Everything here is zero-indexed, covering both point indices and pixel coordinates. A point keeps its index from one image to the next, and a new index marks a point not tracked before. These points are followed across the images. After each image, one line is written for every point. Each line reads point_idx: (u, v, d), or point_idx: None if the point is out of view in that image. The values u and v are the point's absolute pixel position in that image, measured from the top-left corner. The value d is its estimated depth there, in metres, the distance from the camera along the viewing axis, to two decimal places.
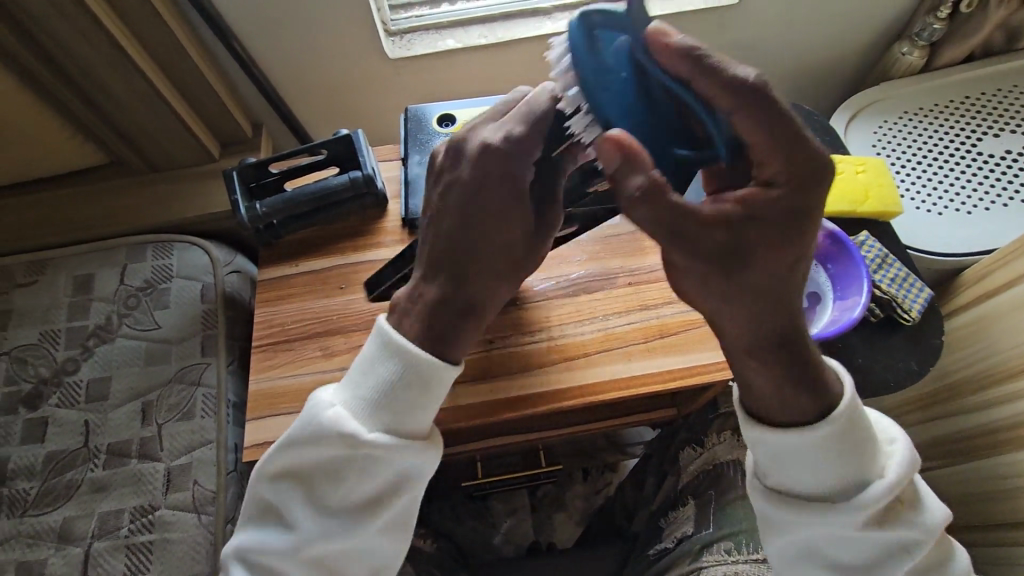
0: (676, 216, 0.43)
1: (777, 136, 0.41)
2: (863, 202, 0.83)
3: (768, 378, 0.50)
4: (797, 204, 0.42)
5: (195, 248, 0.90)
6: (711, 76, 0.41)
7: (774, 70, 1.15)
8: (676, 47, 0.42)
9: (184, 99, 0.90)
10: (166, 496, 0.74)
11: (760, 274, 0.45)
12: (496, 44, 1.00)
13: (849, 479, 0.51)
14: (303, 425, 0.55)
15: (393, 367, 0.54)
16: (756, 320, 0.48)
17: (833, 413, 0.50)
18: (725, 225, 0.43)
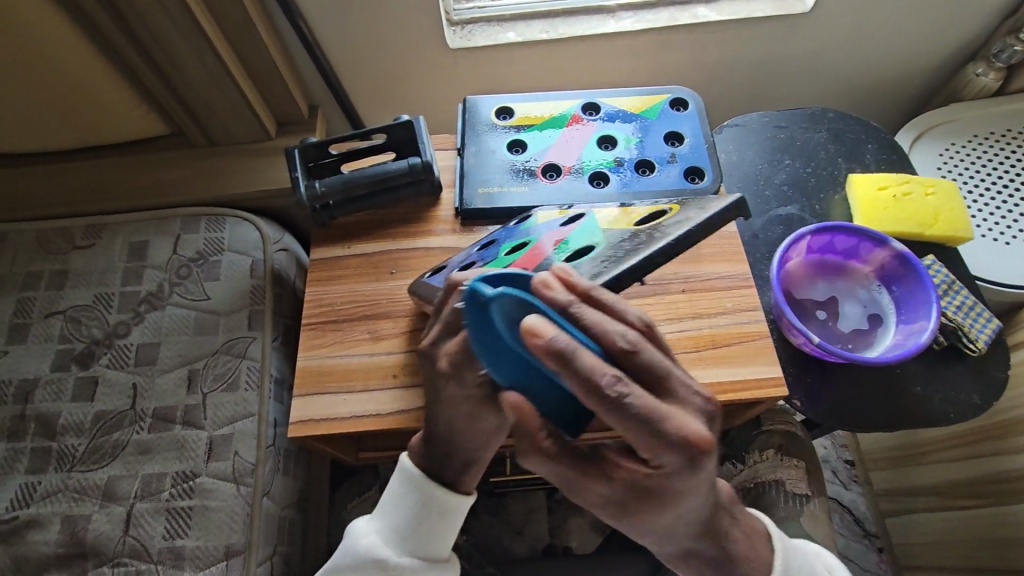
0: (577, 480, 0.44)
1: (642, 431, 0.37)
2: (931, 225, 0.80)
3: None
4: (680, 478, 0.39)
5: (246, 223, 0.91)
6: (577, 381, 0.37)
7: (838, 83, 1.12)
8: (563, 304, 0.41)
9: (248, 75, 0.91)
10: (207, 465, 0.75)
11: (666, 516, 0.43)
12: (558, 40, 0.99)
13: None
14: (344, 550, 0.60)
15: (417, 500, 0.57)
16: (674, 540, 0.46)
17: (773, 573, 0.52)
18: (620, 485, 0.42)
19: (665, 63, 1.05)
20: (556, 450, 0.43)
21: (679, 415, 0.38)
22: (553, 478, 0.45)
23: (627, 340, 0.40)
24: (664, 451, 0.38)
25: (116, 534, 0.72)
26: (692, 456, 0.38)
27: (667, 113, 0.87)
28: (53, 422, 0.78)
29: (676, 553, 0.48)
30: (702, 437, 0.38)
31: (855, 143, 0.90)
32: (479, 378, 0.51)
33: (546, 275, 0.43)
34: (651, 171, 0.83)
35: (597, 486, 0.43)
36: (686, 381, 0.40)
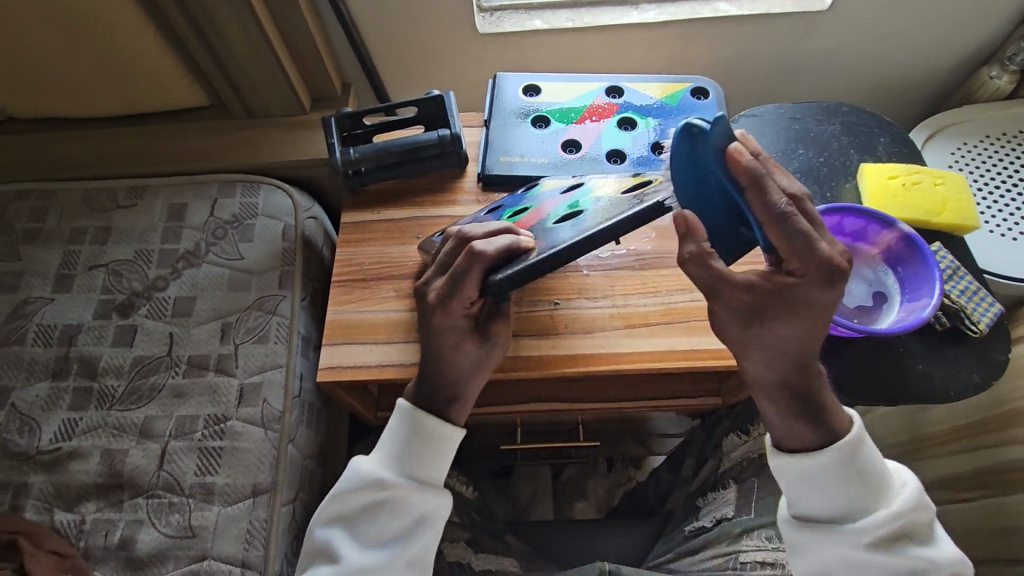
0: (722, 281, 0.56)
1: (794, 246, 0.52)
2: (938, 213, 0.83)
3: (780, 413, 0.57)
4: (817, 286, 0.52)
5: (279, 190, 0.96)
6: (780, 231, 0.52)
7: (854, 81, 1.15)
8: (747, 171, 0.52)
9: (289, 51, 0.96)
10: (237, 410, 0.80)
11: (792, 327, 0.54)
12: (583, 29, 1.03)
13: (855, 504, 0.55)
14: (345, 480, 0.62)
15: (415, 426, 0.61)
16: (783, 362, 0.56)
17: (843, 437, 0.56)
18: (760, 289, 0.54)
19: (685, 55, 1.09)
20: (707, 262, 0.56)
21: (825, 241, 0.52)
22: (703, 279, 0.57)
23: (786, 203, 0.52)
24: (814, 271, 0.52)
25: (151, 468, 0.76)
26: (831, 268, 0.52)
27: (686, 100, 0.91)
28: (95, 364, 0.83)
29: (775, 383, 0.57)
30: (839, 263, 0.52)
31: (867, 136, 0.94)
32: (462, 310, 0.62)
33: (737, 142, 0.57)
34: (668, 153, 0.86)
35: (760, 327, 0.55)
36: (824, 227, 0.54)
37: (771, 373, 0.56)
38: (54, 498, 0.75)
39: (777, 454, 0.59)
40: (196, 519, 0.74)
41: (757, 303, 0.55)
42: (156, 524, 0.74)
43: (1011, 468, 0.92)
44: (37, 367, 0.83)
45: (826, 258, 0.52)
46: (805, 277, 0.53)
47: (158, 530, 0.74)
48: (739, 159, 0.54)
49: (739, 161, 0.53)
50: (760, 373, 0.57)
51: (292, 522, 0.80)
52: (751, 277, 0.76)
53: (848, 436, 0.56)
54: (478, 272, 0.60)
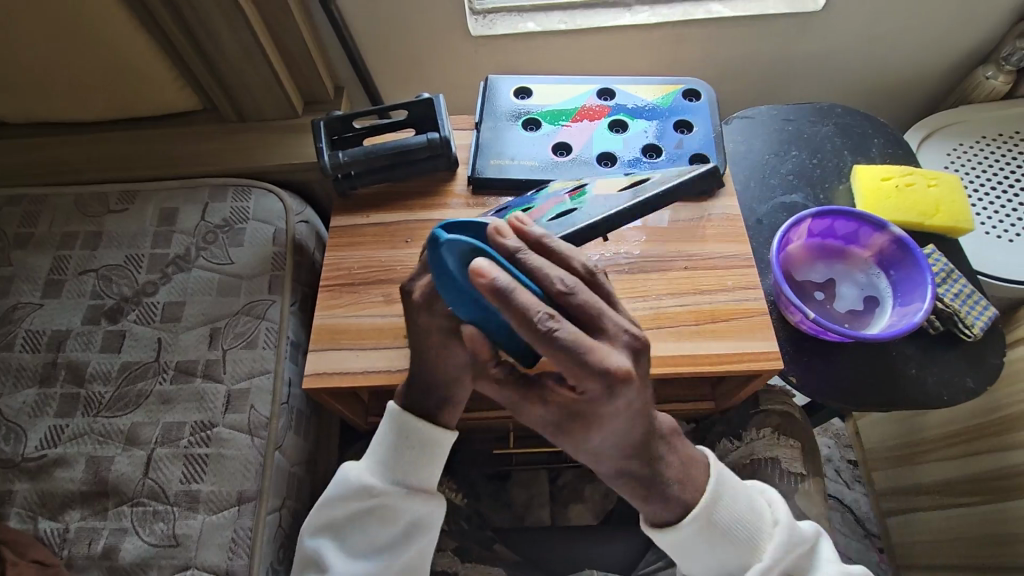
0: (528, 396, 0.49)
1: (569, 366, 0.41)
2: (933, 215, 0.82)
3: (635, 494, 0.53)
4: (605, 402, 0.43)
5: (270, 195, 0.96)
6: (513, 314, 0.39)
7: (851, 82, 1.14)
8: (509, 252, 0.45)
9: (280, 55, 0.95)
10: (224, 416, 0.79)
11: (546, 411, 0.49)
12: (575, 31, 1.02)
13: (738, 560, 0.56)
14: (334, 486, 0.63)
15: (402, 434, 0.60)
16: (625, 455, 0.50)
17: (695, 511, 0.55)
18: (557, 407, 0.47)
19: (678, 57, 1.08)
20: (487, 368, 0.51)
21: (610, 314, 0.44)
22: (512, 393, 0.50)
23: (563, 279, 0.43)
24: (597, 381, 0.41)
25: (137, 475, 0.75)
26: (613, 381, 0.41)
27: (679, 102, 0.90)
28: (82, 370, 0.82)
29: (621, 475, 0.52)
30: (621, 362, 0.42)
31: (861, 138, 0.93)
32: (446, 304, 0.54)
33: (493, 233, 0.46)
34: (658, 155, 0.86)
35: (488, 382, 0.53)
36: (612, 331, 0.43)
37: (612, 451, 0.50)
38: (40, 505, 0.75)
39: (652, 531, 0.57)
40: (182, 527, 0.73)
41: (562, 418, 0.48)
42: (141, 532, 0.73)
43: (1012, 474, 0.90)
44: (24, 373, 0.83)
45: (611, 348, 0.41)
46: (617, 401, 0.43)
47: (143, 538, 0.73)
48: (483, 280, 0.40)
49: (484, 286, 0.40)
50: (606, 464, 0.51)
51: (280, 530, 0.79)
52: (743, 280, 0.75)
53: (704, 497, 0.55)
54: None
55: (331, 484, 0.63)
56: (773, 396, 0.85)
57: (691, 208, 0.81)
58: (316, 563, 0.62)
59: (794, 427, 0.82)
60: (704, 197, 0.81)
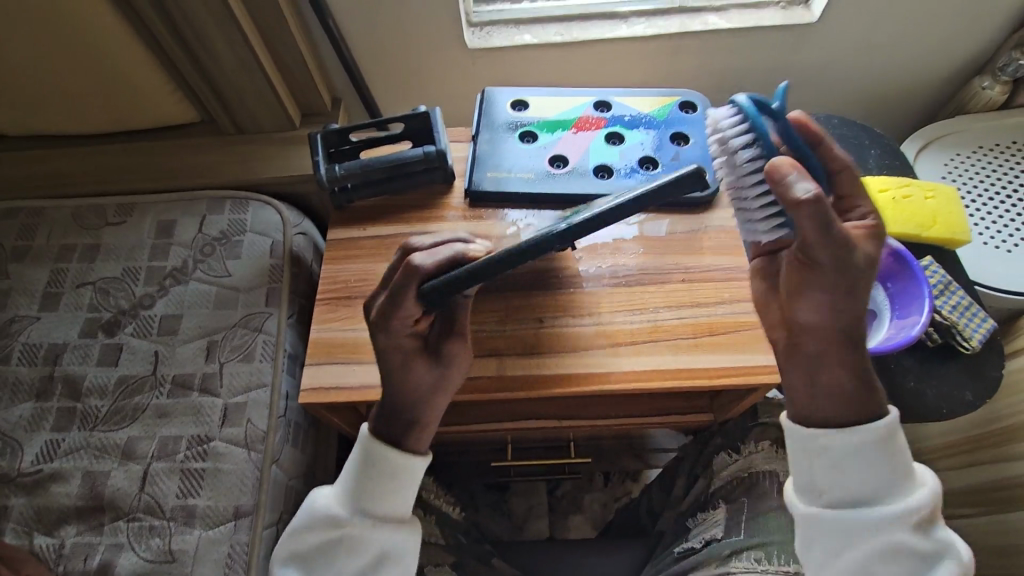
0: (831, 223, 0.48)
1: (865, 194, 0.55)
2: (930, 227, 0.82)
3: (839, 374, 0.53)
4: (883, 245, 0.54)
5: (268, 207, 0.96)
6: (830, 154, 0.55)
7: (847, 93, 1.14)
8: (817, 132, 0.55)
9: (277, 68, 0.96)
10: (221, 430, 0.79)
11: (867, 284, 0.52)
12: (572, 43, 1.03)
13: (892, 485, 0.53)
14: (303, 513, 0.63)
15: (371, 464, 0.61)
16: (841, 315, 0.52)
17: (882, 422, 0.53)
18: (838, 251, 0.50)
19: (675, 68, 1.08)
20: (811, 250, 0.50)
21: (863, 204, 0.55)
22: (812, 222, 0.47)
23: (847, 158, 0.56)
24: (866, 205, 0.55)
25: (133, 490, 0.75)
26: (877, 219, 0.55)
27: (675, 114, 0.90)
28: (78, 385, 0.82)
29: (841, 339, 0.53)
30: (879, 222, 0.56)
31: (858, 148, 0.93)
32: (404, 327, 0.59)
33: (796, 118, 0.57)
34: (655, 166, 0.86)
35: (819, 273, 0.51)
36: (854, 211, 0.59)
37: (831, 310, 0.52)
38: (36, 521, 0.75)
39: (825, 437, 0.53)
40: (178, 543, 0.73)
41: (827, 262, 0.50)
42: (136, 548, 0.73)
43: (1011, 485, 0.89)
44: (20, 387, 0.83)
45: (854, 162, 0.56)
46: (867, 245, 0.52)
47: (139, 554, 0.73)
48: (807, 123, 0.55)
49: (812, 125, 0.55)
50: (813, 318, 0.53)
51: None
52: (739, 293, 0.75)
53: (887, 417, 0.53)
54: (413, 289, 0.57)
55: (301, 512, 0.64)
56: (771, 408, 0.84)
57: (687, 221, 0.81)
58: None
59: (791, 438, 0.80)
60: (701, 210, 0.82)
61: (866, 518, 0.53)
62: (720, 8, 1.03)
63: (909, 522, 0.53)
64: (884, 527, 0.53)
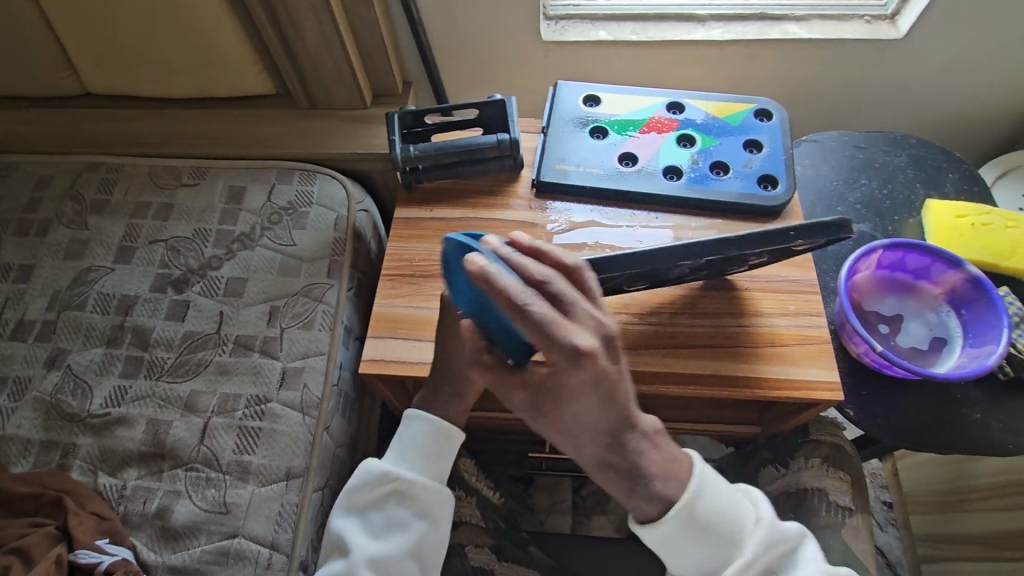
0: (506, 376, 0.54)
1: (534, 326, 0.42)
2: (1008, 257, 0.79)
3: (619, 488, 0.54)
4: (566, 373, 0.44)
5: (335, 182, 0.99)
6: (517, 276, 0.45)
7: (923, 113, 1.11)
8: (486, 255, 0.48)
9: (356, 46, 0.98)
10: (278, 392, 0.81)
11: (578, 411, 0.49)
12: (646, 42, 1.02)
13: (717, 555, 0.56)
14: (359, 476, 0.66)
15: (420, 430, 0.67)
16: (583, 442, 0.52)
17: (675, 507, 0.55)
18: (533, 385, 0.51)
19: (749, 75, 1.07)
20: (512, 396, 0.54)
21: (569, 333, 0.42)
22: (492, 382, 0.55)
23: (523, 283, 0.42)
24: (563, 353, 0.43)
25: (192, 441, 0.78)
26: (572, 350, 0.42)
27: (750, 121, 0.89)
28: (147, 335, 0.86)
29: (594, 464, 0.53)
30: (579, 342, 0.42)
31: (936, 171, 0.91)
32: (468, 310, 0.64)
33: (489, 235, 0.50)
34: (725, 173, 0.85)
35: (540, 421, 0.53)
36: (582, 304, 0.45)
37: (568, 441, 0.53)
38: (100, 461, 0.78)
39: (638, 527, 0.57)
40: (231, 496, 0.76)
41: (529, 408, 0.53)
42: (193, 497, 0.76)
43: None
44: (94, 333, 0.86)
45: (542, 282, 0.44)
46: (570, 376, 0.44)
47: (195, 503, 0.75)
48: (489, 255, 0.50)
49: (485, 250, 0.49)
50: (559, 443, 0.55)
51: (321, 510, 0.81)
52: (806, 306, 0.74)
53: (679, 503, 0.55)
54: None
55: (355, 476, 0.67)
56: (824, 426, 0.82)
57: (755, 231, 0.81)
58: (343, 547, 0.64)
59: (844, 459, 0.79)
60: (766, 221, 0.82)
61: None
62: (803, 17, 1.01)
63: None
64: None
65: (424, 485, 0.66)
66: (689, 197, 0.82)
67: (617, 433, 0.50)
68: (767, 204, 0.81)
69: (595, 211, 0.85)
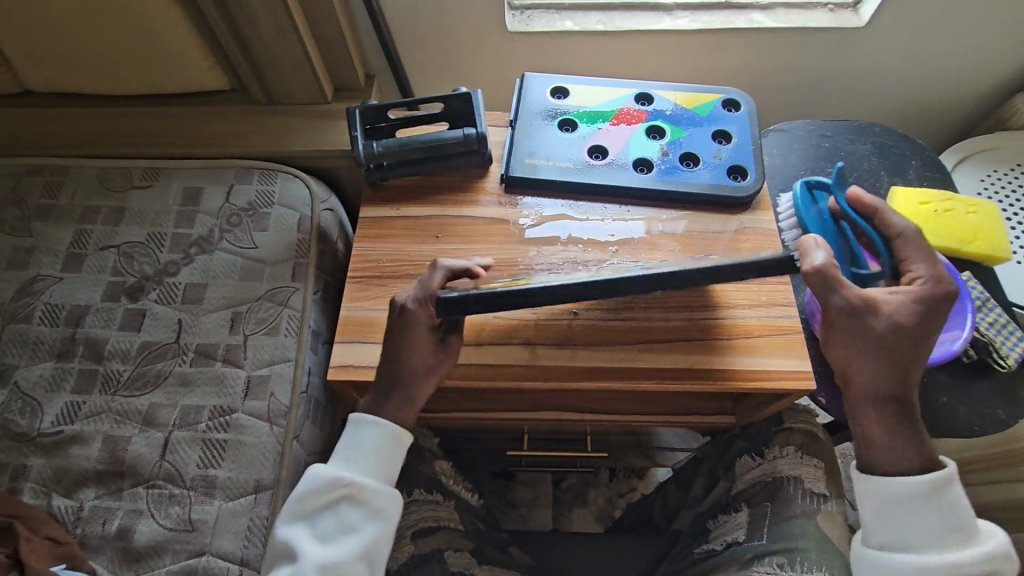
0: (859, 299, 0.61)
1: (925, 254, 0.66)
2: (971, 241, 0.81)
3: (883, 426, 0.62)
4: (941, 296, 0.63)
5: (297, 181, 0.95)
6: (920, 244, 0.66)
7: (884, 101, 1.13)
8: (869, 204, 0.68)
9: (315, 40, 0.94)
10: (244, 402, 0.78)
11: (900, 343, 0.61)
12: (613, 32, 1.01)
13: (939, 534, 0.60)
14: (307, 481, 0.65)
15: (369, 434, 0.66)
16: (890, 370, 0.61)
17: (935, 477, 0.60)
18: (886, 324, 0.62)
19: (715, 65, 1.07)
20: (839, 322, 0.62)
21: (918, 266, 0.65)
22: (817, 284, 0.61)
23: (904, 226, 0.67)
24: (920, 265, 0.65)
25: (153, 458, 0.75)
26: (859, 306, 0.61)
27: (718, 112, 0.89)
28: (101, 347, 0.81)
29: (882, 396, 0.62)
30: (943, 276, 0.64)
31: (899, 158, 0.92)
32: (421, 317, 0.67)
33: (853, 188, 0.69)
34: (695, 164, 0.84)
35: (866, 340, 0.62)
36: (920, 258, 0.66)
37: (874, 367, 0.62)
38: (54, 483, 0.74)
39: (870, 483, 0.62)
40: (197, 513, 0.73)
41: (858, 335, 0.61)
42: (155, 516, 0.72)
43: None
44: (42, 347, 0.82)
45: (910, 230, 0.67)
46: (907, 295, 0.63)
47: (158, 522, 0.72)
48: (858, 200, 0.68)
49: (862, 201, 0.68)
50: (863, 376, 0.62)
51: None
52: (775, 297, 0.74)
53: (947, 471, 0.60)
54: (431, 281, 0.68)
55: (303, 481, 0.66)
56: (796, 413, 0.82)
57: (725, 223, 0.81)
58: (293, 552, 0.63)
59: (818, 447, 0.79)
60: (737, 211, 0.82)
61: (900, 560, 0.59)
62: (767, 6, 1.01)
63: (957, 568, 0.58)
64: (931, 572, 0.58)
65: (375, 489, 0.65)
66: (660, 189, 0.82)
67: (907, 366, 0.62)
68: (737, 194, 0.81)
69: (567, 206, 0.83)
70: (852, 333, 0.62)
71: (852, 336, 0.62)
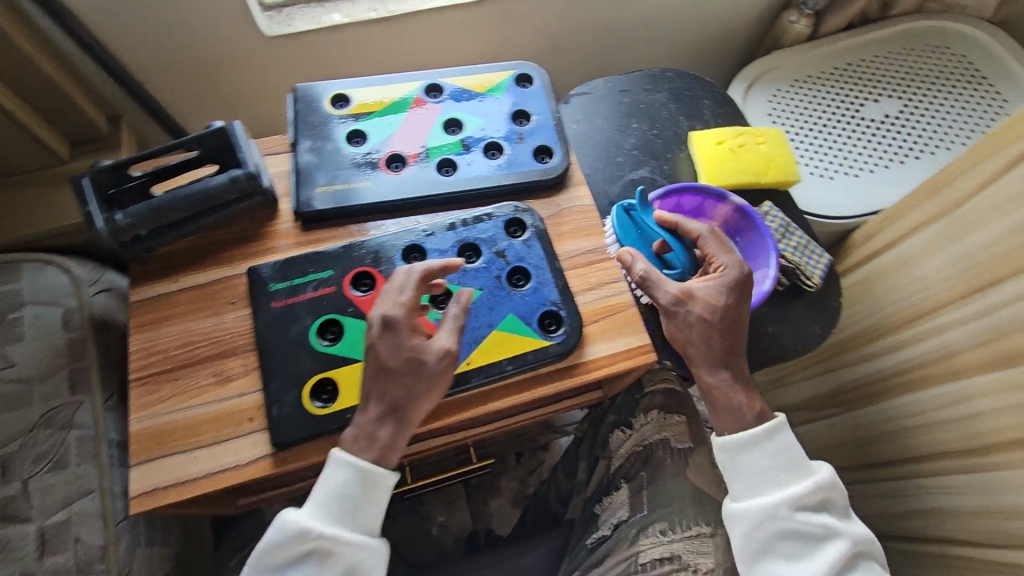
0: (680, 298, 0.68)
1: (723, 249, 0.71)
2: (765, 172, 0.85)
3: None
4: (734, 283, 0.68)
5: (49, 268, 0.76)
6: (719, 245, 0.71)
7: (676, 39, 1.15)
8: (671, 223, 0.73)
9: (15, 92, 0.74)
10: (42, 561, 0.67)
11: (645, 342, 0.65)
12: (388, 19, 0.91)
13: (773, 478, 0.66)
14: (272, 532, 0.59)
15: (349, 482, 0.59)
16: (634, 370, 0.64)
17: (764, 427, 0.67)
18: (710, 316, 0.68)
19: (507, 35, 1.02)
20: (669, 321, 0.69)
21: (718, 259, 0.70)
22: (648, 291, 0.69)
23: (702, 229, 0.72)
24: (724, 256, 0.70)
25: None
26: (676, 303, 0.68)
27: (513, 90, 0.84)
28: None
29: None
30: (740, 263, 0.70)
31: (693, 101, 0.94)
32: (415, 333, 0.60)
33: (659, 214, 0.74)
34: (500, 153, 0.79)
35: (689, 331, 0.68)
36: (728, 248, 0.71)
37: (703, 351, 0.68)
38: None
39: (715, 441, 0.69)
40: None
41: (679, 329, 0.68)
42: None
43: (861, 383, 0.98)
44: None
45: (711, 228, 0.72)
46: (723, 280, 0.69)
47: None
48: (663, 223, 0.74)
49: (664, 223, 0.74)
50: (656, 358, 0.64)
51: None
52: (606, 274, 0.72)
53: (778, 419, 0.67)
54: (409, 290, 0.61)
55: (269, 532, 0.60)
56: (655, 375, 0.87)
57: (543, 206, 0.77)
58: None
59: (676, 402, 0.83)
60: (555, 191, 0.78)
61: (742, 507, 0.65)
62: None
63: (790, 505, 0.64)
64: (765, 517, 0.64)
65: (355, 542, 0.60)
66: (470, 189, 0.76)
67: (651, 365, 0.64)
68: (547, 177, 0.77)
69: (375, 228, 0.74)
70: (680, 329, 0.68)
71: (678, 331, 0.69)
